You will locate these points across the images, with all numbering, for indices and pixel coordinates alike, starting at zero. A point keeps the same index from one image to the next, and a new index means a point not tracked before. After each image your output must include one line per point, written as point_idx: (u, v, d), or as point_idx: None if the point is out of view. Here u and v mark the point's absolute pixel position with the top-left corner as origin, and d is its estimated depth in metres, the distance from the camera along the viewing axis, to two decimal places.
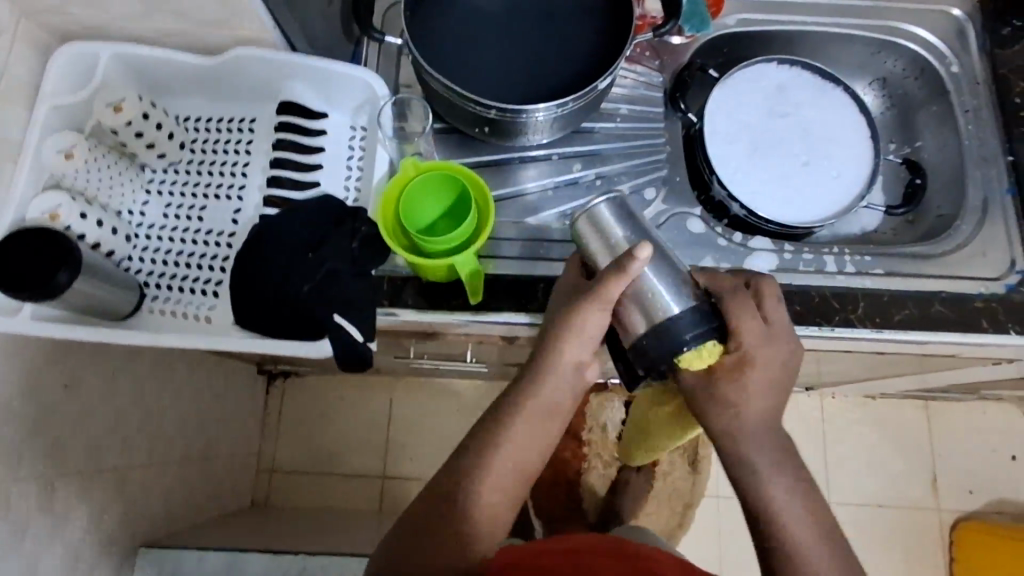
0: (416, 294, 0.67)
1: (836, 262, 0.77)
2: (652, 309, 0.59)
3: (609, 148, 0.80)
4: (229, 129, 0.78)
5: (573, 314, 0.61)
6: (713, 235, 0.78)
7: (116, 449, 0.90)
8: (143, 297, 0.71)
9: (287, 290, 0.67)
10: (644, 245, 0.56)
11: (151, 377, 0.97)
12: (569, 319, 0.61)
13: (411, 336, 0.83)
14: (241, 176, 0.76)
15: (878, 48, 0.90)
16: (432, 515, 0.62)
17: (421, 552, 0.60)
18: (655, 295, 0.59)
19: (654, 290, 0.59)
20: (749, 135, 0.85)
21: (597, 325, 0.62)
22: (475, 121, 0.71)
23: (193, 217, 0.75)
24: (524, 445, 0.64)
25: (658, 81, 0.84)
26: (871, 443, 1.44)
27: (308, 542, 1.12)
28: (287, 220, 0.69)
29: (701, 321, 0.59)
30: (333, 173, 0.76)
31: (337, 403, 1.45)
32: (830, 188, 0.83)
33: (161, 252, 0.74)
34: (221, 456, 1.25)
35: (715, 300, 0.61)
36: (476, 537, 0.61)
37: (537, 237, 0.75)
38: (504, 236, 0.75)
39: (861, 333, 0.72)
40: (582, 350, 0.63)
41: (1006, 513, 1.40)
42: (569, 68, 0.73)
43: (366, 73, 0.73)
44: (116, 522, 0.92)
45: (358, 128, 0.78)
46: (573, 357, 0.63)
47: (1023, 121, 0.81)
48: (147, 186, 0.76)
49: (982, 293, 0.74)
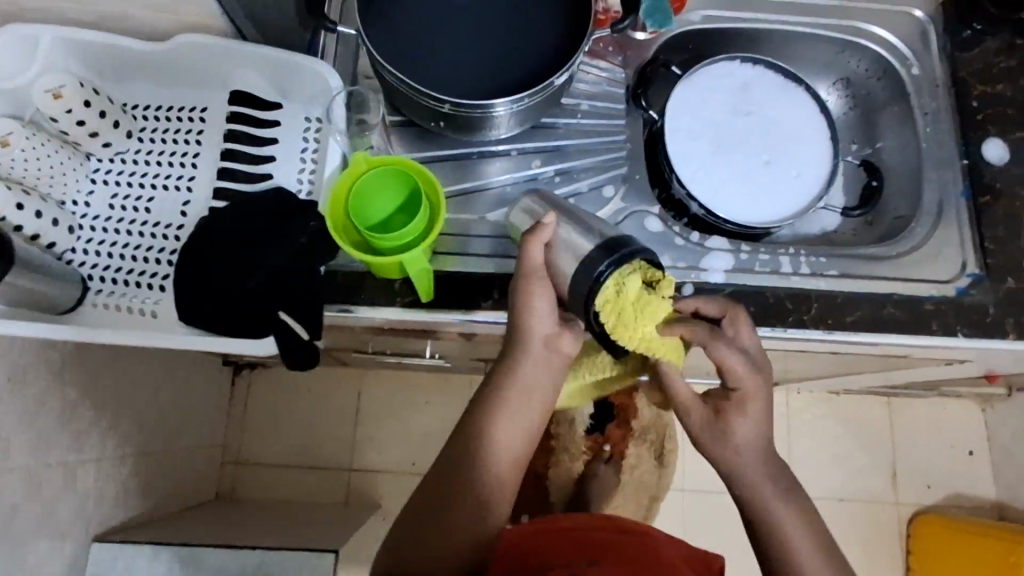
0: (367, 290, 0.66)
1: (792, 263, 0.77)
2: (570, 260, 0.61)
3: (569, 144, 0.79)
4: (179, 118, 0.76)
5: (517, 293, 0.62)
6: (671, 234, 0.79)
7: (65, 443, 0.88)
8: (86, 291, 0.69)
9: (234, 284, 0.69)
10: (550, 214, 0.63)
11: (105, 371, 0.94)
12: (521, 298, 0.62)
13: (368, 332, 0.82)
14: (190, 168, 0.74)
15: (842, 48, 0.89)
16: (430, 514, 0.63)
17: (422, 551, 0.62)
18: (572, 249, 0.61)
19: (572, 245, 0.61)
20: (711, 133, 0.84)
21: (546, 303, 0.62)
22: (430, 115, 0.70)
23: (140, 209, 0.73)
24: (504, 441, 0.65)
25: (621, 77, 0.84)
26: (834, 438, 1.46)
27: (269, 536, 1.11)
28: (234, 215, 0.71)
29: (607, 256, 0.59)
30: (287, 167, 0.74)
31: (303, 395, 1.44)
32: (790, 188, 0.83)
33: (105, 245, 0.72)
34: (182, 448, 1.23)
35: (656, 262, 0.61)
36: (471, 534, 0.63)
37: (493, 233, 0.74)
38: (475, 233, 0.73)
39: (813, 334, 0.72)
40: (546, 324, 0.63)
41: (962, 507, 1.43)
42: (527, 63, 0.72)
43: (318, 63, 0.70)
44: (69, 516, 0.90)
45: (314, 119, 0.76)
46: (536, 335, 0.63)
47: (979, 125, 0.82)
48: (91, 176, 0.74)
49: (934, 295, 0.74)
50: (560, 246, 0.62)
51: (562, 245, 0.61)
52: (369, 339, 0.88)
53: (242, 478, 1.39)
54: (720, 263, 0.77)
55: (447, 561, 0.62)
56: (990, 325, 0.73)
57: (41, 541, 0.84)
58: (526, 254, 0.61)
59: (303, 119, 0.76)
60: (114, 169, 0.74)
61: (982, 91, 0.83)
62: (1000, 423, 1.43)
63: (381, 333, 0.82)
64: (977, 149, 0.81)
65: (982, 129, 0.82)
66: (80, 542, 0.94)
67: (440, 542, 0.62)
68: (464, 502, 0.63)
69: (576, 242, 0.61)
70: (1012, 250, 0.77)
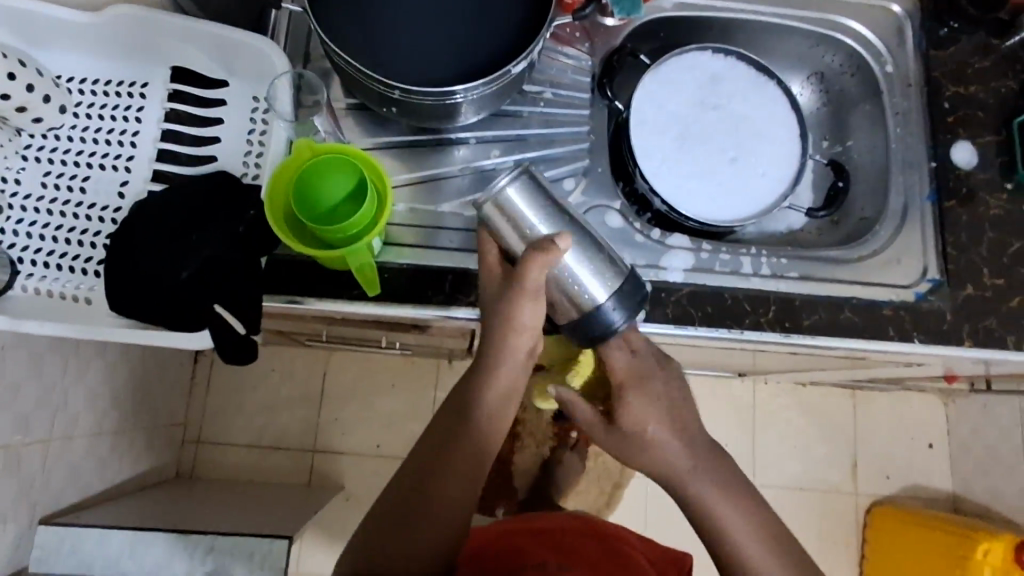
0: (310, 283, 0.64)
1: (752, 264, 0.76)
2: (581, 295, 0.61)
3: (531, 133, 0.77)
4: (118, 93, 0.72)
5: (502, 304, 0.61)
6: (631, 231, 0.76)
7: (7, 427, 0.83)
8: (15, 275, 0.65)
9: (165, 274, 0.64)
10: (565, 237, 0.59)
11: (51, 353, 0.90)
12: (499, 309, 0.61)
13: (320, 321, 0.80)
14: (129, 147, 0.71)
15: (817, 42, 0.87)
16: (403, 513, 0.62)
17: (395, 549, 0.60)
18: (583, 286, 0.61)
19: (581, 282, 0.61)
20: (678, 126, 0.82)
21: (532, 316, 0.61)
22: (381, 101, 0.67)
23: (75, 188, 0.70)
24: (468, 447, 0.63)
25: (588, 65, 0.80)
26: (798, 428, 1.48)
27: (226, 519, 1.09)
28: (168, 199, 0.67)
29: (627, 296, 0.61)
30: (231, 148, 0.72)
31: (267, 375, 1.41)
32: (755, 186, 0.81)
33: (37, 226, 0.68)
34: (139, 428, 1.19)
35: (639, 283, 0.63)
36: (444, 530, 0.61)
37: (445, 225, 0.71)
38: (448, 225, 0.71)
39: (769, 337, 0.71)
40: (509, 325, 0.61)
41: (919, 498, 1.46)
42: (484, 49, 0.69)
43: (263, 41, 0.68)
44: (10, 501, 0.87)
45: (262, 99, 0.72)
46: (514, 345, 0.63)
47: (950, 127, 0.80)
48: (22, 152, 0.69)
49: (892, 300, 0.74)
50: (563, 270, 0.61)
51: (563, 275, 0.60)
52: (323, 327, 0.86)
53: (204, 457, 1.38)
54: (680, 262, 0.75)
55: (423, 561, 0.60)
56: (947, 332, 0.72)
57: None
58: (525, 274, 0.58)
59: (251, 99, 0.73)
60: (47, 145, 0.70)
61: (955, 92, 0.81)
62: (960, 419, 1.45)
63: (333, 322, 0.80)
64: (945, 152, 0.79)
65: (952, 131, 0.80)
66: (25, 523, 0.91)
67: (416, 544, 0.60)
68: (445, 497, 0.62)
69: (591, 282, 0.61)
70: (973, 257, 0.76)
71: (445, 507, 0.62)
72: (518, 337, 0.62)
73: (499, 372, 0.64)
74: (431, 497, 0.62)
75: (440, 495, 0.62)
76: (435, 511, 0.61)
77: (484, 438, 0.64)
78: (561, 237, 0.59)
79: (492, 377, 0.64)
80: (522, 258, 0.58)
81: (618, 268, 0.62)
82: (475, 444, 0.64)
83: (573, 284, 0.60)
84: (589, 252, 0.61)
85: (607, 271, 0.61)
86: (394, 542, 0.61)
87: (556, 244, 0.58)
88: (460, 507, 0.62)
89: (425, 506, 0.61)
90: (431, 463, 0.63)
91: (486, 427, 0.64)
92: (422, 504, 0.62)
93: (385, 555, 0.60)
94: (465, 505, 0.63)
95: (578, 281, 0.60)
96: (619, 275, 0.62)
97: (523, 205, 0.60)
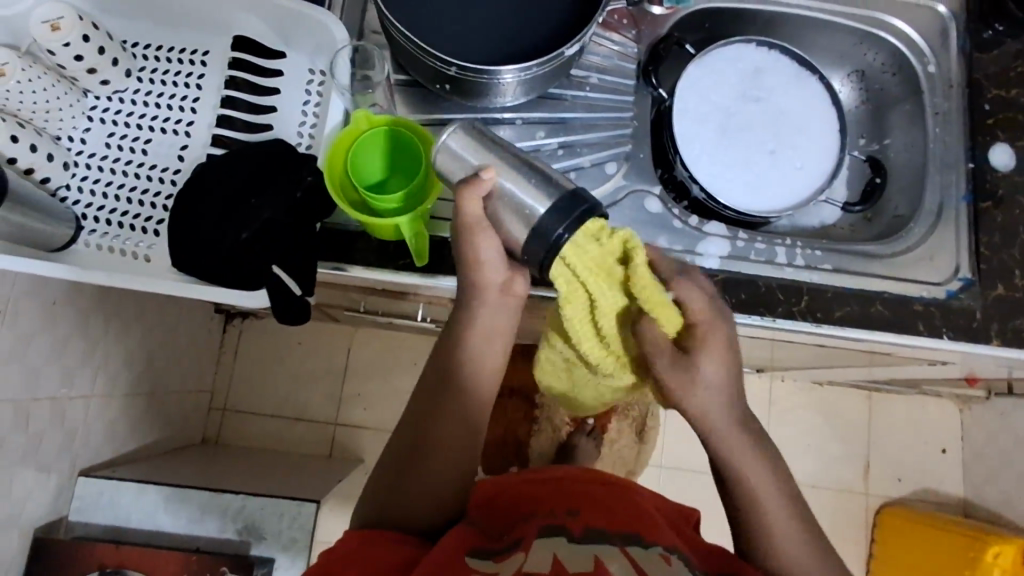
0: (365, 251, 0.67)
1: (787, 254, 0.78)
2: (522, 217, 0.55)
3: (574, 117, 0.78)
4: (180, 60, 0.77)
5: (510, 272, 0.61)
6: (669, 216, 0.79)
7: (55, 378, 0.86)
8: (80, 230, 0.71)
9: (221, 234, 0.67)
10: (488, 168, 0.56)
11: (98, 310, 0.92)
12: (505, 268, 0.60)
13: (361, 291, 0.83)
14: (189, 112, 0.76)
15: (861, 39, 0.88)
16: (401, 459, 0.64)
17: (399, 497, 0.63)
18: (526, 208, 0.55)
19: (524, 204, 0.55)
20: (719, 117, 0.84)
21: (489, 251, 0.58)
22: (436, 77, 0.69)
23: (137, 149, 0.75)
24: (461, 395, 0.63)
25: (633, 52, 0.82)
26: (813, 426, 1.49)
27: (254, 481, 1.13)
28: (225, 164, 0.70)
29: (566, 216, 0.54)
30: (287, 118, 0.75)
31: (293, 347, 1.44)
32: (791, 178, 0.83)
33: (101, 184, 0.73)
34: (172, 392, 1.23)
35: (589, 196, 0.56)
36: (441, 476, 0.63)
37: None
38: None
39: (800, 326, 0.72)
40: None
41: (929, 501, 1.47)
42: (537, 32, 0.71)
43: (325, 14, 0.71)
44: (54, 450, 0.90)
45: (317, 71, 0.76)
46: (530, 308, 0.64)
47: (989, 129, 0.81)
48: (88, 113, 0.75)
49: (923, 296, 0.74)
50: (504, 201, 0.55)
51: (503, 200, 0.55)
52: (360, 297, 0.89)
53: (229, 425, 1.41)
54: (717, 248, 0.77)
55: (426, 508, 0.63)
56: (976, 330, 0.73)
57: (24, 472, 0.84)
58: (461, 211, 0.56)
59: (307, 70, 0.76)
60: (112, 107, 0.76)
61: (996, 95, 0.82)
62: (975, 425, 1.45)
63: (372, 292, 0.83)
64: (983, 154, 0.80)
65: (991, 133, 0.81)
66: (67, 475, 0.94)
67: (418, 490, 0.63)
68: (445, 458, 0.63)
69: (528, 195, 0.55)
70: (1005, 258, 0.77)
71: (445, 466, 0.63)
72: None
73: None
74: (430, 456, 0.63)
75: (439, 456, 0.63)
76: (434, 469, 0.63)
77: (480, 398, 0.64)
78: (486, 170, 0.55)
79: (496, 335, 0.63)
80: (457, 196, 0.57)
81: (555, 186, 0.55)
82: (470, 403, 0.64)
83: (512, 211, 0.55)
84: (529, 175, 0.56)
85: (544, 183, 0.55)
86: (399, 499, 0.63)
87: (478, 176, 0.55)
88: (462, 464, 0.64)
89: (423, 465, 0.63)
90: (425, 421, 0.64)
91: (487, 389, 0.65)
92: (421, 455, 0.63)
93: (391, 500, 0.63)
94: (462, 465, 0.64)
95: (520, 201, 0.55)
96: (557, 190, 0.55)
97: (462, 144, 0.57)
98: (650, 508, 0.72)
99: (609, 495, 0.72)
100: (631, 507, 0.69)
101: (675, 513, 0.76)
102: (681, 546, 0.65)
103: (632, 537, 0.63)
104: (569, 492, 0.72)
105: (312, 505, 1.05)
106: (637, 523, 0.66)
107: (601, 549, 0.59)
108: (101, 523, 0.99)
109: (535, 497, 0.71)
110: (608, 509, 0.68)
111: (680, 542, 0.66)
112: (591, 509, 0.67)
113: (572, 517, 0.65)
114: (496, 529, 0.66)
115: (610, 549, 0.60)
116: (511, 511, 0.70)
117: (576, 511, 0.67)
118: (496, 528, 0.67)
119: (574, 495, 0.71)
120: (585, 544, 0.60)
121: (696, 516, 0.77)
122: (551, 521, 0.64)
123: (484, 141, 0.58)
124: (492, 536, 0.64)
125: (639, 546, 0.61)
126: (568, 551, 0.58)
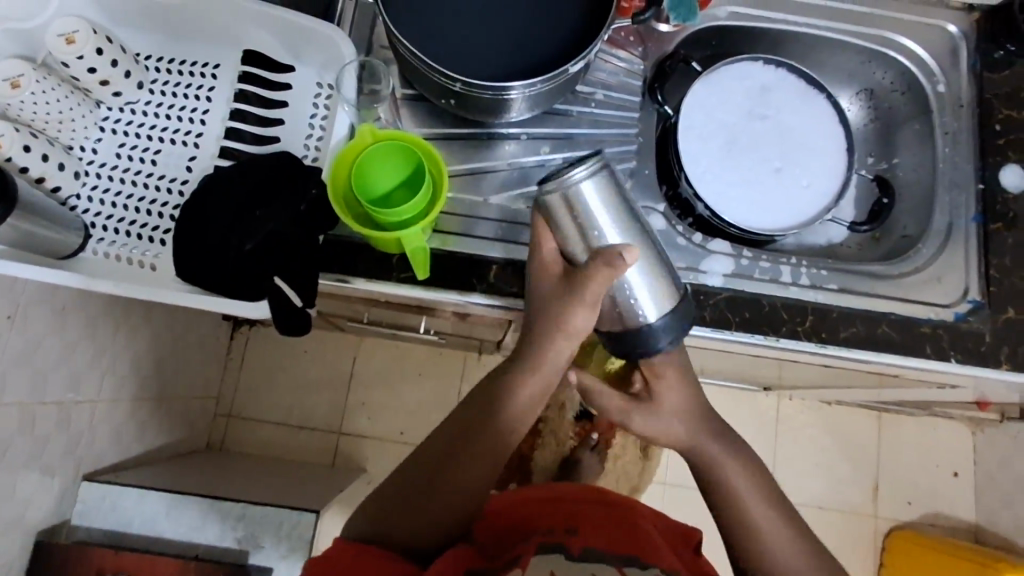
0: (369, 264, 0.67)
1: (792, 273, 0.76)
2: (632, 308, 0.61)
3: (580, 133, 0.78)
4: (191, 72, 0.79)
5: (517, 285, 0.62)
6: (673, 233, 0.78)
7: (62, 383, 0.87)
8: (88, 239, 0.72)
9: (228, 246, 0.69)
10: (631, 252, 0.58)
11: (104, 316, 0.93)
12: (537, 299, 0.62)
13: (363, 303, 0.83)
14: (199, 123, 0.77)
15: (869, 57, 0.88)
16: (410, 484, 0.64)
17: (399, 522, 0.62)
18: (636, 298, 0.60)
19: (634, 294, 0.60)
20: (725, 134, 0.84)
21: (585, 324, 0.62)
22: (442, 93, 0.69)
23: (146, 160, 0.76)
24: (481, 426, 0.65)
25: (639, 69, 0.82)
26: (822, 445, 1.46)
27: (256, 489, 1.13)
28: (234, 178, 0.72)
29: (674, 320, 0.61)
30: (295, 131, 0.76)
31: (298, 354, 1.45)
32: (797, 198, 0.82)
33: (110, 194, 0.75)
34: (178, 396, 1.23)
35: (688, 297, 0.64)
36: (446, 500, 0.63)
37: (511, 218, 0.73)
38: (481, 215, 0.73)
39: (805, 346, 0.71)
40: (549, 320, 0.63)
41: (940, 526, 1.44)
42: (543, 50, 0.71)
43: (334, 30, 0.72)
44: (58, 454, 0.90)
45: (325, 85, 0.77)
46: (545, 334, 0.63)
47: (1000, 149, 0.81)
48: (100, 123, 0.77)
49: (931, 318, 0.73)
50: (621, 280, 0.60)
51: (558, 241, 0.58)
52: (364, 308, 0.89)
53: (233, 432, 1.41)
54: (719, 266, 0.76)
55: (426, 532, 0.62)
56: (984, 353, 0.72)
57: (28, 475, 0.84)
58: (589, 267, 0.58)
59: (315, 84, 0.77)
60: (123, 118, 0.77)
61: (1006, 116, 0.82)
62: (988, 449, 1.43)
63: (376, 304, 0.83)
64: (993, 175, 0.80)
65: (1002, 154, 0.80)
66: (70, 479, 0.95)
67: (422, 513, 0.62)
68: (455, 480, 0.63)
69: (648, 297, 0.60)
70: (1015, 280, 0.76)
71: (453, 489, 0.63)
72: (548, 321, 0.62)
73: (530, 365, 0.65)
74: (441, 476, 0.63)
75: (450, 475, 0.63)
76: (442, 494, 0.63)
77: (500, 420, 0.65)
78: (628, 250, 0.58)
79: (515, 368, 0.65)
80: None
81: (670, 290, 0.62)
82: (486, 431, 0.65)
83: (629, 298, 0.60)
84: (653, 272, 0.61)
85: (662, 288, 0.61)
86: (397, 519, 0.62)
87: (623, 256, 0.57)
88: (468, 488, 0.64)
89: (432, 489, 0.63)
90: (446, 451, 0.64)
91: (502, 413, 0.65)
92: (433, 480, 0.63)
93: (392, 524, 0.62)
94: (474, 492, 0.64)
95: (636, 297, 0.60)
96: (671, 293, 0.61)
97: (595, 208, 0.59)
98: (654, 531, 0.71)
99: (610, 516, 0.70)
100: (631, 529, 0.68)
101: (674, 534, 0.74)
102: (678, 569, 0.64)
103: (629, 558, 0.62)
104: (567, 510, 0.71)
105: (315, 514, 1.05)
106: (636, 544, 0.65)
107: (600, 569, 0.59)
108: (103, 528, 1.00)
109: (535, 515, 0.71)
110: (607, 528, 0.67)
111: (678, 565, 0.65)
112: (592, 528, 0.67)
113: (572, 536, 0.64)
114: (495, 552, 0.65)
115: (610, 569, 0.59)
116: (510, 530, 0.69)
117: (576, 530, 0.66)
118: (493, 551, 0.66)
119: (576, 515, 0.70)
120: (585, 563, 0.59)
121: (697, 536, 0.75)
122: (551, 539, 0.64)
123: (611, 207, 0.60)
124: (490, 558, 0.63)
125: (638, 567, 0.60)
126: (565, 568, 0.58)
